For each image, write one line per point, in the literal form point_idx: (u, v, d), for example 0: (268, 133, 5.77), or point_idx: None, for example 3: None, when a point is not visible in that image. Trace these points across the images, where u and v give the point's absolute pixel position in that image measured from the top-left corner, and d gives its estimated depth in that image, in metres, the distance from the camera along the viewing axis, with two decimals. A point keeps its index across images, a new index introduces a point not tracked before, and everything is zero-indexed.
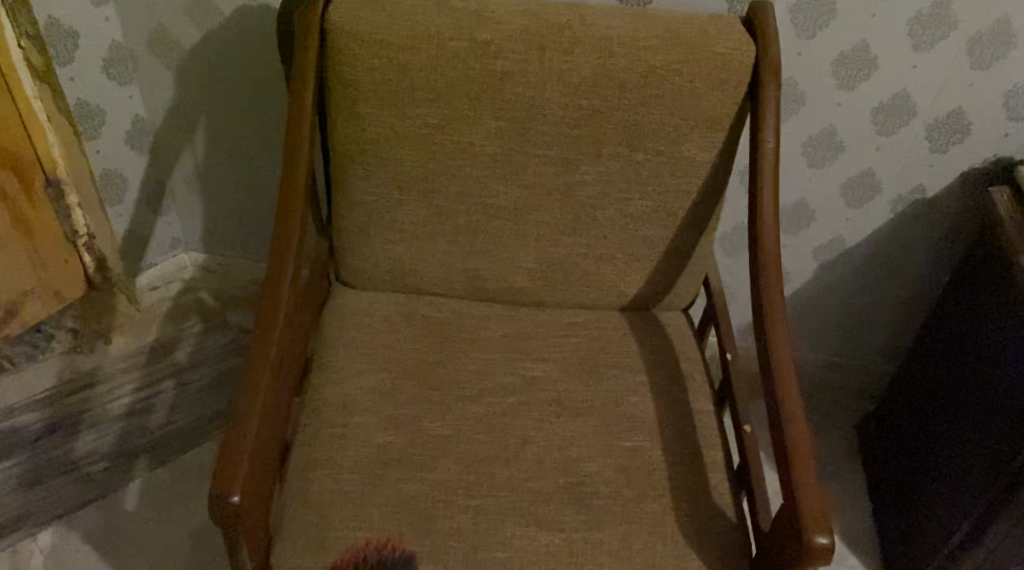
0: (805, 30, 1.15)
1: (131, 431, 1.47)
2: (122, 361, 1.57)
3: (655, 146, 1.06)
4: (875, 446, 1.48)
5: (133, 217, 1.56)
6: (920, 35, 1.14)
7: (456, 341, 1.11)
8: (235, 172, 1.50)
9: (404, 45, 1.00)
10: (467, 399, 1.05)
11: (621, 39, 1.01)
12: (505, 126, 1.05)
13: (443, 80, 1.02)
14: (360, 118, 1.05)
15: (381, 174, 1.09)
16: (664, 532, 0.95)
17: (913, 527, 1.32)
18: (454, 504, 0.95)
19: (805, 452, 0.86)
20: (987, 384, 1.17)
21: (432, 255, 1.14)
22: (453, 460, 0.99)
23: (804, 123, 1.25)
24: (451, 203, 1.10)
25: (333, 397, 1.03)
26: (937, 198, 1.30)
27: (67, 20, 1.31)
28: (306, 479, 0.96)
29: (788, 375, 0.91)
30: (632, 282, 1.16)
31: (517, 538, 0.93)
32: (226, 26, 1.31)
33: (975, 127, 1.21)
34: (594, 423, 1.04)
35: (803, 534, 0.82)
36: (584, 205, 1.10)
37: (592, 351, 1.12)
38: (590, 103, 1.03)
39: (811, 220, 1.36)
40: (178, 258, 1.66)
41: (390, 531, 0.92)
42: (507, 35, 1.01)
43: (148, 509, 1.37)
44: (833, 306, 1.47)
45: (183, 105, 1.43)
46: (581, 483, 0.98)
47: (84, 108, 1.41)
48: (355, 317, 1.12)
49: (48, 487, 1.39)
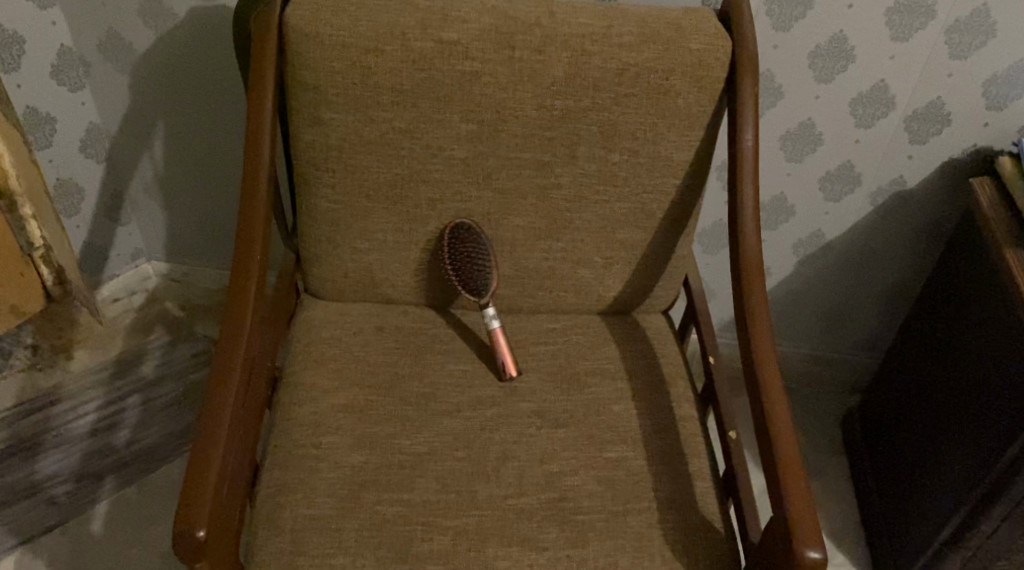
0: (780, 22, 1.12)
1: (96, 451, 1.42)
2: (85, 377, 1.52)
3: (631, 146, 1.02)
4: (859, 440, 1.46)
5: (91, 227, 1.50)
6: (898, 25, 1.11)
7: (431, 352, 1.07)
8: (197, 178, 1.45)
9: (367, 46, 0.96)
10: (444, 414, 1.01)
11: (594, 37, 0.97)
12: (475, 129, 1.01)
13: (410, 83, 0.98)
14: (324, 124, 1.00)
15: (346, 181, 1.04)
16: (651, 547, 0.92)
17: (900, 522, 1.31)
18: (433, 525, 0.91)
19: (794, 462, 0.83)
20: (972, 380, 1.15)
21: (403, 263, 1.10)
22: (431, 479, 0.95)
23: (782, 117, 1.22)
24: (421, 209, 1.06)
25: (304, 416, 0.99)
26: (916, 188, 1.28)
27: (11, 25, 1.24)
28: (277, 504, 0.92)
29: (775, 381, 0.88)
30: (611, 285, 1.13)
31: (499, 559, 0.90)
32: (181, 27, 1.26)
33: (954, 118, 1.19)
34: (576, 434, 1.01)
35: (795, 549, 0.79)
36: (560, 208, 1.07)
37: (572, 358, 1.09)
38: (563, 103, 1.00)
39: (790, 216, 1.34)
40: (139, 268, 1.60)
41: (368, 557, 0.88)
42: (475, 34, 0.96)
43: (115, 532, 1.32)
44: (815, 300, 1.45)
45: (139, 111, 1.38)
46: (564, 499, 0.95)
47: (33, 116, 1.34)
48: (325, 330, 1.08)
49: (10, 512, 1.34)
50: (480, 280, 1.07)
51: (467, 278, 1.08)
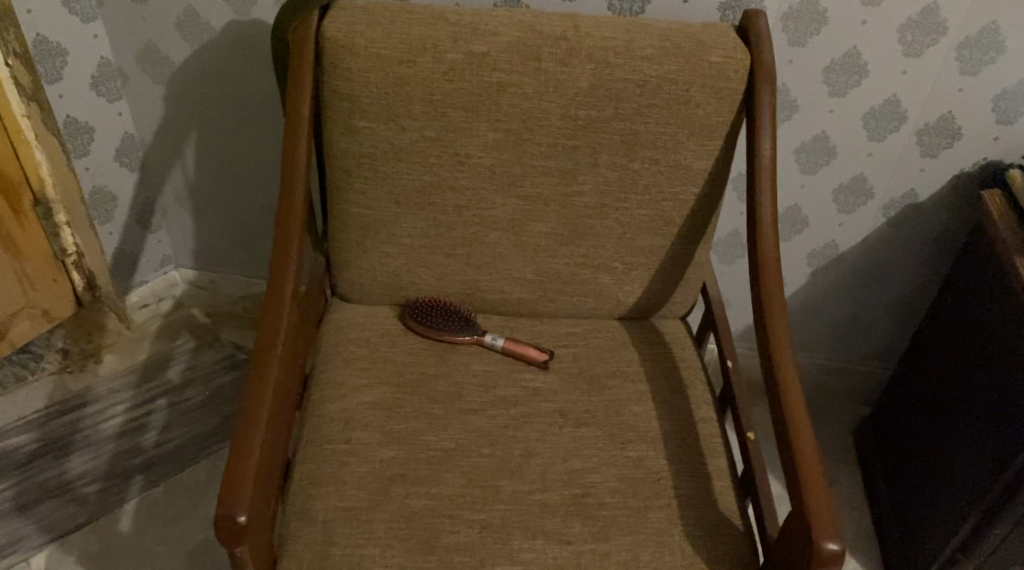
0: (797, 37, 1.16)
1: (125, 452, 1.46)
2: (114, 380, 1.56)
3: (652, 156, 1.06)
4: (872, 450, 1.48)
5: (123, 234, 1.54)
6: (910, 42, 1.15)
7: (455, 353, 1.11)
8: (227, 187, 1.49)
9: (401, 57, 1.00)
10: (469, 412, 1.04)
11: (617, 50, 1.01)
12: (502, 138, 1.05)
13: (440, 92, 1.02)
14: (357, 132, 1.04)
15: (377, 187, 1.08)
16: (672, 542, 0.95)
17: (913, 529, 1.33)
18: (459, 518, 0.94)
19: (811, 457, 0.86)
20: (984, 386, 1.18)
21: (429, 268, 1.14)
22: (457, 474, 0.98)
23: (798, 130, 1.26)
24: (448, 216, 1.10)
25: (334, 413, 1.02)
26: (929, 201, 1.31)
27: (55, 38, 1.30)
28: (309, 496, 0.95)
29: (792, 380, 0.91)
30: (630, 291, 1.16)
31: (524, 552, 0.93)
32: (218, 41, 1.31)
33: (965, 132, 1.22)
34: (598, 433, 1.04)
35: (813, 541, 0.81)
36: (582, 214, 1.10)
37: (592, 361, 1.12)
38: (587, 113, 1.04)
39: (805, 226, 1.37)
40: (167, 274, 1.64)
41: (397, 548, 0.92)
42: (503, 47, 1.01)
43: (142, 529, 1.36)
44: (828, 310, 1.48)
45: (174, 122, 1.42)
46: (586, 495, 0.98)
47: (73, 125, 1.38)
48: (353, 331, 1.12)
49: (42, 509, 1.37)
50: (448, 319, 1.13)
51: (446, 320, 1.12)
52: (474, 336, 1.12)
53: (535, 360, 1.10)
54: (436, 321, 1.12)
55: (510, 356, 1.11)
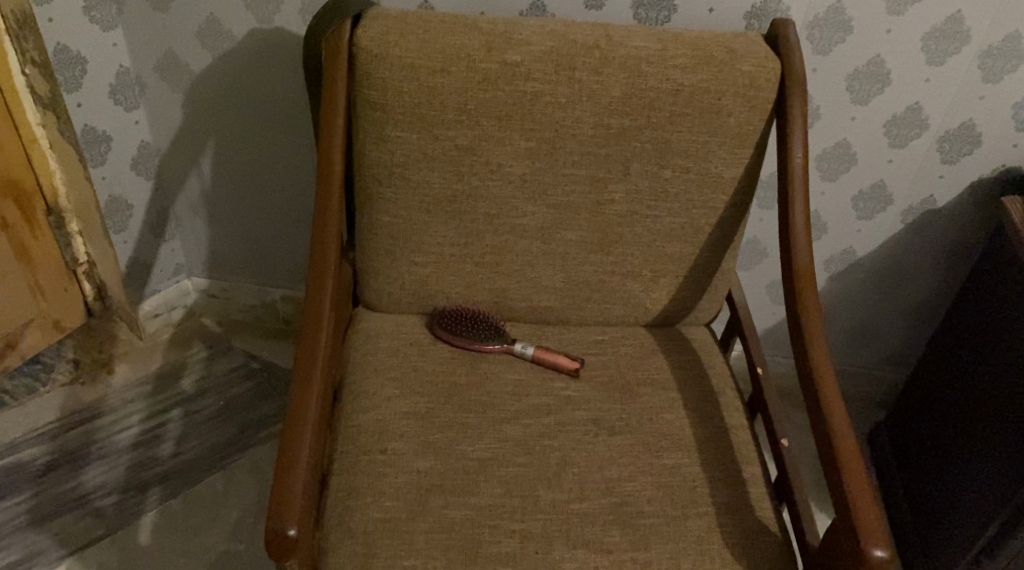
0: (821, 46, 1.17)
1: (141, 463, 1.44)
2: (127, 391, 1.54)
3: (683, 164, 1.06)
4: (887, 454, 1.49)
5: (137, 244, 1.52)
6: (933, 51, 1.16)
7: (485, 362, 1.11)
8: (244, 195, 1.48)
9: (435, 66, 1.00)
10: (503, 421, 1.04)
11: (650, 59, 1.02)
12: (534, 147, 1.05)
13: (473, 102, 1.02)
14: (389, 141, 1.04)
15: (408, 197, 1.08)
16: (712, 550, 0.95)
17: (932, 533, 1.34)
18: (500, 528, 0.94)
19: (854, 464, 0.87)
20: (1005, 391, 1.19)
21: (457, 277, 1.13)
22: (495, 483, 0.98)
23: (820, 137, 1.27)
24: (478, 224, 1.10)
25: (368, 423, 1.02)
26: (948, 207, 1.32)
27: (75, 47, 1.29)
28: (348, 509, 0.95)
29: (831, 388, 0.92)
30: (658, 298, 1.16)
31: (566, 561, 0.93)
32: (239, 49, 1.30)
33: (985, 139, 1.24)
34: (633, 441, 1.04)
35: (861, 548, 0.82)
36: (612, 222, 1.10)
37: (622, 368, 1.12)
38: (620, 121, 1.04)
39: (824, 232, 1.38)
40: (180, 283, 1.63)
41: (439, 559, 0.91)
42: (537, 56, 1.01)
43: (162, 543, 1.34)
44: (844, 315, 1.49)
45: (191, 130, 1.41)
46: (625, 503, 0.98)
47: (91, 134, 1.37)
48: (383, 341, 1.11)
49: (59, 523, 1.35)
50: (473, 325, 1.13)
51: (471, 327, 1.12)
52: (505, 346, 1.12)
53: (563, 368, 1.10)
54: (462, 327, 1.12)
55: (541, 364, 1.11)
